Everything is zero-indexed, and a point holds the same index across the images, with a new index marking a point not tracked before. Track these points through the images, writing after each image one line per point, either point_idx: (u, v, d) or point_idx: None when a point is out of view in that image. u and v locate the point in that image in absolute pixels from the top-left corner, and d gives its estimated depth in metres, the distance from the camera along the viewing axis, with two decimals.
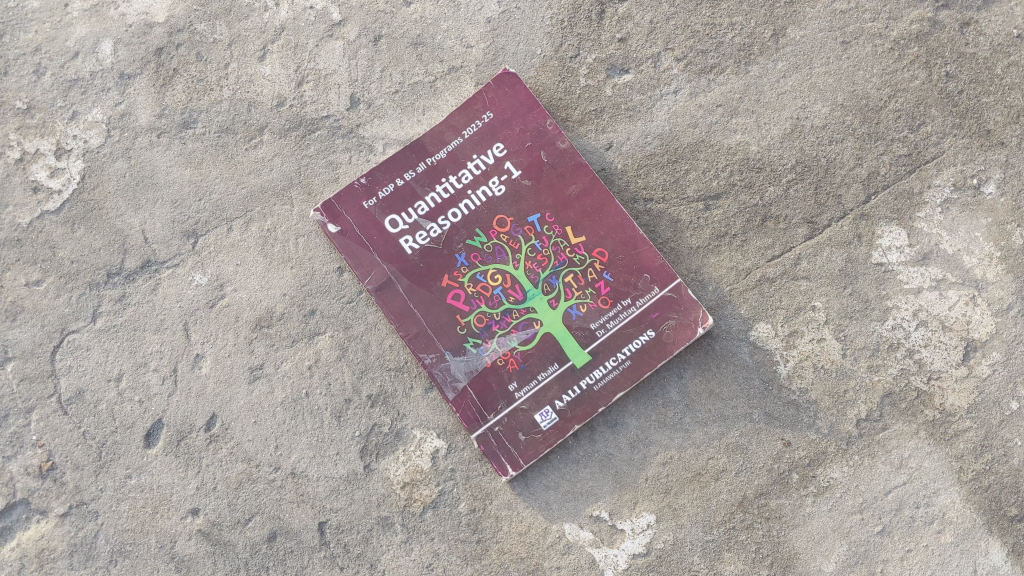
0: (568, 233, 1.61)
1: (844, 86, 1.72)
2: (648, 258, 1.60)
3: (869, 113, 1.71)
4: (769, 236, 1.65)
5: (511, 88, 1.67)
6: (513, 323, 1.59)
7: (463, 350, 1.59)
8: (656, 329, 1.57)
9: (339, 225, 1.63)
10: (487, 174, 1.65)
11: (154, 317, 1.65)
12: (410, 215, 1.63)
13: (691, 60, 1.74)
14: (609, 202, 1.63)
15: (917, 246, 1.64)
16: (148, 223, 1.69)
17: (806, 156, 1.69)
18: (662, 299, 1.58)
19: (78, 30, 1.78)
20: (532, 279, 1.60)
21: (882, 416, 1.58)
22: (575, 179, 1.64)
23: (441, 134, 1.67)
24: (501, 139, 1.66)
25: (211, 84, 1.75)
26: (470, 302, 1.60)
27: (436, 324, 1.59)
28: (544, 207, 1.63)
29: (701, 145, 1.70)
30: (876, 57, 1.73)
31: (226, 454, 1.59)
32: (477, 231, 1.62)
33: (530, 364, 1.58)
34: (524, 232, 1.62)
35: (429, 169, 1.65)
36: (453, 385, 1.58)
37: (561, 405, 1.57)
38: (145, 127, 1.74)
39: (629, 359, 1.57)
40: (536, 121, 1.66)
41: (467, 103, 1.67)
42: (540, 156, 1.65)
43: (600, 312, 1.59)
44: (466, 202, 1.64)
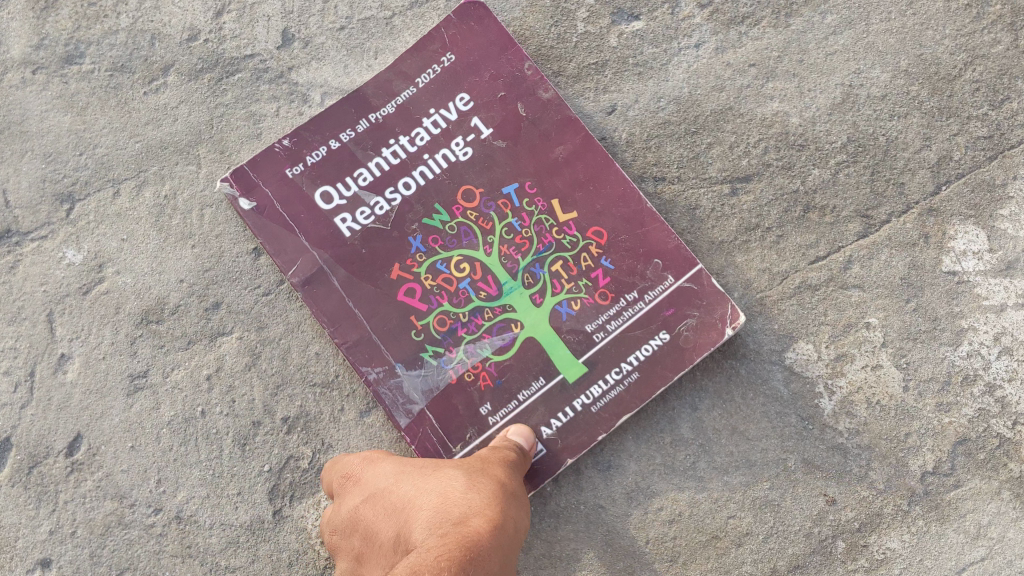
0: (555, 208, 1.25)
1: (909, 48, 1.36)
2: (659, 239, 1.24)
3: (941, 83, 1.35)
4: (813, 232, 1.29)
5: (479, 23, 1.29)
6: (486, 326, 1.23)
7: (419, 362, 1.22)
8: (673, 331, 1.22)
9: (254, 200, 1.25)
10: (449, 134, 1.27)
11: (10, 304, 1.26)
12: (348, 187, 1.26)
13: (718, 7, 1.38)
14: (607, 167, 1.25)
15: (1001, 252, 1.29)
16: (12, 182, 1.31)
17: (860, 132, 1.33)
18: (679, 292, 1.22)
19: None
20: (508, 268, 1.24)
21: (954, 468, 1.22)
22: (564, 137, 1.26)
23: (389, 83, 1.29)
24: (468, 88, 1.28)
25: (105, 10, 1.37)
26: (427, 298, 1.23)
27: (383, 327, 1.23)
28: (523, 175, 1.26)
29: (728, 113, 1.34)
30: (950, 14, 1.37)
31: (92, 488, 1.20)
32: (436, 208, 1.25)
33: (507, 380, 1.22)
34: (498, 207, 1.25)
35: (373, 127, 1.27)
36: (407, 408, 1.21)
37: (549, 433, 1.21)
38: (17, 61, 1.35)
39: (637, 371, 1.21)
40: (511, 64, 1.28)
41: (421, 43, 1.29)
42: (518, 110, 1.27)
43: (598, 311, 1.23)
44: (423, 169, 1.26)
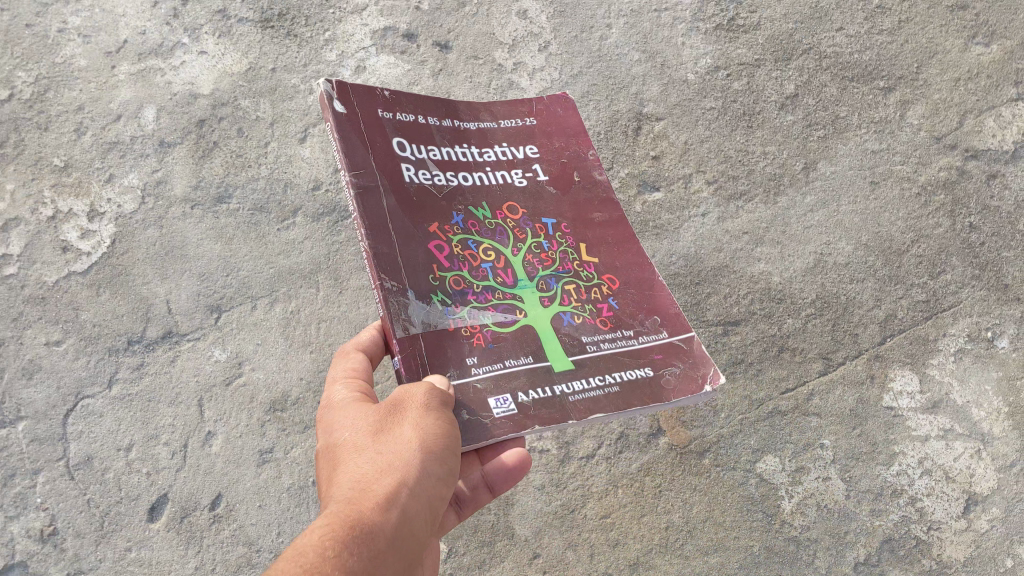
0: (580, 249, 1.30)
1: (869, 226, 1.75)
2: (664, 303, 1.28)
3: (892, 256, 1.74)
4: (785, 368, 1.67)
5: (564, 109, 1.47)
6: (493, 302, 1.19)
7: (427, 299, 1.14)
8: (657, 370, 1.18)
9: (348, 107, 1.21)
10: (513, 163, 1.34)
11: (170, 389, 1.64)
12: (419, 151, 1.26)
13: (722, 184, 1.78)
14: (632, 240, 1.34)
15: (929, 393, 1.67)
16: (173, 294, 1.69)
17: (827, 292, 1.72)
18: (669, 347, 1.22)
19: (123, 93, 1.80)
20: (529, 271, 1.24)
21: (881, 560, 1.56)
22: (605, 208, 1.36)
23: (478, 111, 1.38)
24: (538, 144, 1.40)
25: (249, 161, 1.77)
26: (451, 260, 1.19)
27: (405, 259, 1.15)
28: (563, 216, 1.32)
29: (725, 270, 1.73)
30: (904, 201, 1.77)
31: (228, 536, 1.55)
32: (483, 204, 1.28)
33: (499, 347, 1.16)
34: (534, 228, 1.29)
35: (454, 129, 1.33)
36: (406, 324, 1.10)
37: (523, 399, 1.10)
38: (179, 197, 1.74)
39: (618, 386, 1.15)
40: (579, 146, 1.43)
41: (514, 102, 1.43)
42: (573, 174, 1.38)
43: (596, 330, 1.21)
44: (482, 175, 1.31)
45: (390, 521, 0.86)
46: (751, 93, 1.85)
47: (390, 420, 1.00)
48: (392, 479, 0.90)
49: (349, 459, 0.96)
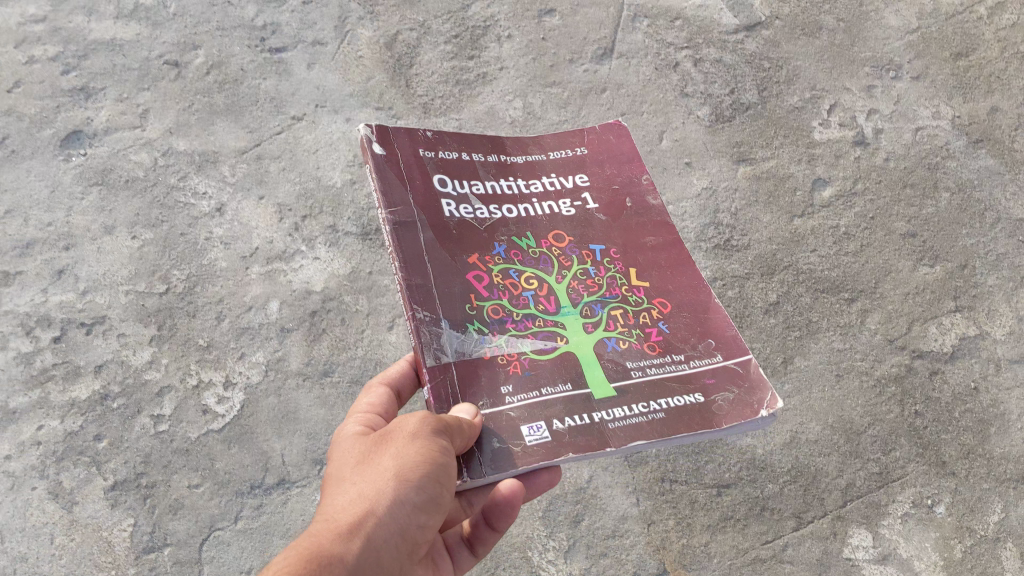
0: (631, 274, 1.52)
1: (834, 410, 2.20)
2: (718, 328, 1.46)
3: (852, 434, 2.17)
4: (765, 524, 2.07)
5: (619, 137, 1.71)
6: (533, 331, 1.42)
7: (462, 328, 1.38)
8: (709, 397, 1.36)
9: (386, 150, 1.53)
10: (560, 194, 1.60)
11: (283, 525, 2.04)
12: (461, 187, 1.55)
13: None
14: (687, 263, 1.55)
15: (880, 547, 2.05)
16: (288, 448, 2.13)
17: (800, 462, 2.14)
18: (722, 368, 1.41)
19: (254, 289, 2.33)
20: (571, 298, 1.47)
21: None
22: (657, 233, 1.58)
23: (527, 147, 1.65)
24: (588, 171, 1.65)
25: (349, 344, 2.27)
26: (490, 290, 1.44)
27: (442, 291, 1.41)
28: (612, 243, 1.55)
29: (719, 442, 2.17)
30: (862, 390, 2.22)
31: None
32: (527, 236, 1.53)
33: (536, 374, 1.37)
34: (581, 255, 1.53)
35: (498, 164, 1.62)
36: (438, 354, 1.35)
37: (559, 427, 1.30)
38: (295, 371, 2.23)
39: (663, 411, 1.33)
40: (631, 170, 1.66)
41: (566, 135, 1.69)
42: (624, 200, 1.61)
43: (642, 355, 1.41)
44: (527, 206, 1.57)
45: (350, 550, 1.13)
46: (741, 299, 2.31)
47: (386, 444, 1.24)
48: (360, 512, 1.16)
49: (340, 486, 1.23)
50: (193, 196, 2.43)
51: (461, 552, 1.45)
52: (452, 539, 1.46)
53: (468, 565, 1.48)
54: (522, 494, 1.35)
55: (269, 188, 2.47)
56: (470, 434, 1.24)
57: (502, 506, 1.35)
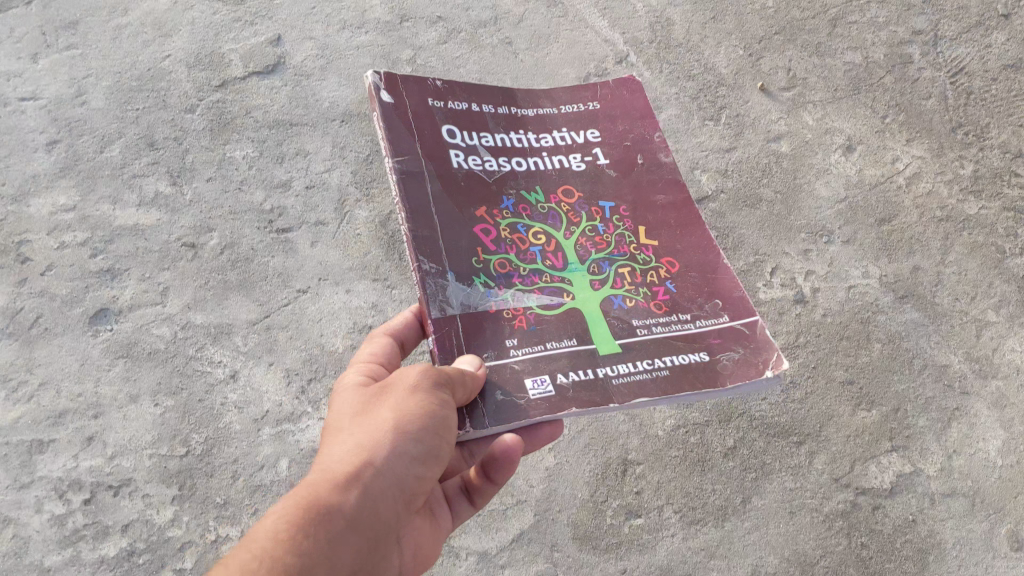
0: (638, 233, 1.77)
1: (790, 544, 2.46)
2: (725, 288, 1.71)
3: (807, 566, 2.43)
4: None
5: (628, 94, 1.98)
6: (539, 286, 1.67)
7: (471, 282, 1.63)
8: (713, 355, 1.61)
9: (396, 100, 1.78)
10: (570, 150, 1.87)
11: None
12: (470, 139, 1.80)
13: (684, 511, 2.51)
14: (694, 219, 1.80)
15: None
16: None
17: None
18: (729, 330, 1.65)
19: (265, 448, 2.55)
20: (578, 256, 1.72)
21: None
22: (665, 191, 1.84)
23: (537, 102, 1.92)
24: (598, 129, 1.92)
25: None
26: (498, 244, 1.69)
27: (451, 244, 1.65)
28: (621, 201, 1.81)
29: None
30: (813, 525, 2.49)
31: None
32: (535, 191, 1.79)
33: (540, 327, 1.61)
34: (589, 213, 1.78)
35: (508, 117, 1.88)
36: (444, 305, 1.58)
37: (563, 380, 1.54)
38: None
39: (667, 369, 1.58)
40: (641, 127, 1.93)
41: (576, 92, 1.96)
42: (634, 158, 1.88)
43: (648, 313, 1.66)
44: (536, 161, 1.83)
45: (347, 499, 1.32)
46: (702, 445, 2.62)
47: (390, 393, 1.47)
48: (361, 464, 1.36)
49: (341, 440, 1.44)
50: (208, 364, 2.67)
51: (460, 503, 1.69)
52: (453, 490, 1.69)
53: (467, 513, 1.71)
54: (519, 448, 1.57)
55: (278, 354, 2.70)
56: (473, 388, 1.47)
57: (500, 462, 1.59)
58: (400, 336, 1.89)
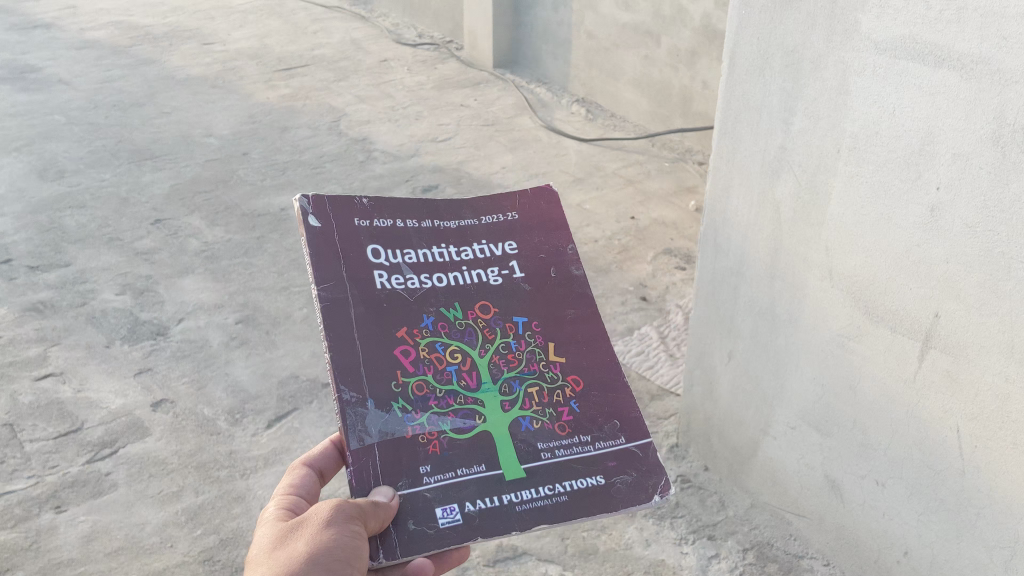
0: (548, 351, 2.51)
1: None
2: (625, 410, 2.47)
3: None
4: None
5: (547, 198, 2.69)
6: (454, 408, 2.37)
7: (390, 409, 2.32)
8: (608, 479, 2.33)
9: (321, 225, 2.45)
10: (491, 260, 2.55)
11: None
12: (393, 259, 2.49)
13: None
14: (598, 335, 2.56)
15: None
16: None
17: None
18: (624, 452, 2.40)
19: None
20: (491, 374, 2.43)
21: None
22: (575, 305, 2.58)
23: (459, 210, 2.60)
24: (515, 240, 2.60)
25: None
26: (417, 366, 2.39)
27: (374, 373, 2.34)
28: (534, 317, 2.53)
29: None
30: None
31: None
32: (454, 306, 2.47)
33: (449, 452, 2.31)
34: (503, 326, 2.48)
35: (431, 230, 2.56)
36: (363, 437, 2.28)
37: (470, 509, 2.23)
38: None
39: (565, 493, 2.29)
40: (557, 239, 2.64)
41: (499, 202, 2.65)
42: (548, 270, 2.60)
43: (551, 434, 2.39)
44: (456, 273, 2.51)
45: None
46: None
47: (305, 528, 2.16)
48: None
49: (267, 566, 2.09)
50: None
51: None
52: None
53: None
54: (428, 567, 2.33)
55: None
56: (383, 517, 2.16)
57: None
58: (321, 464, 2.57)
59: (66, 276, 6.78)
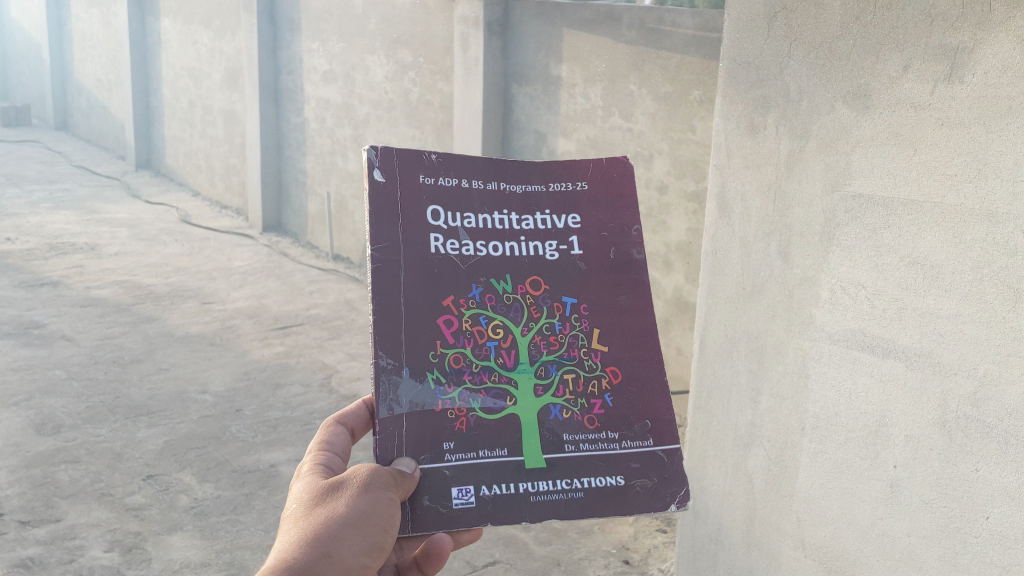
0: (592, 335, 2.30)
1: None
2: (660, 411, 2.30)
3: None
4: None
5: (622, 176, 2.38)
6: (486, 385, 2.25)
7: (424, 380, 2.21)
8: (628, 480, 2.25)
9: (385, 180, 2.26)
10: (549, 233, 2.32)
11: None
12: (450, 220, 2.28)
13: None
14: (651, 325, 2.31)
15: None
16: None
17: None
18: (649, 455, 2.28)
19: None
20: (531, 354, 2.28)
21: None
22: (630, 292, 2.32)
23: (527, 175, 2.35)
24: (580, 213, 2.35)
25: None
26: (457, 336, 2.25)
27: (412, 346, 2.21)
28: (583, 298, 2.31)
29: None
30: None
31: None
32: (505, 277, 2.28)
33: (475, 429, 2.23)
34: (551, 305, 2.30)
35: (494, 193, 2.33)
36: (391, 406, 2.18)
37: (485, 493, 2.18)
38: None
39: (581, 489, 2.23)
40: (626, 219, 2.34)
41: (573, 170, 2.37)
42: (610, 251, 2.33)
43: (581, 425, 2.28)
44: (511, 244, 2.30)
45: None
46: None
47: (338, 487, 2.05)
48: (318, 552, 1.90)
49: (301, 525, 1.97)
50: None
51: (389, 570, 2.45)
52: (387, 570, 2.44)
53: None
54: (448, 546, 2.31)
55: None
56: (408, 487, 2.10)
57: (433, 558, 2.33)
58: (351, 424, 2.39)
59: (56, 531, 6.87)
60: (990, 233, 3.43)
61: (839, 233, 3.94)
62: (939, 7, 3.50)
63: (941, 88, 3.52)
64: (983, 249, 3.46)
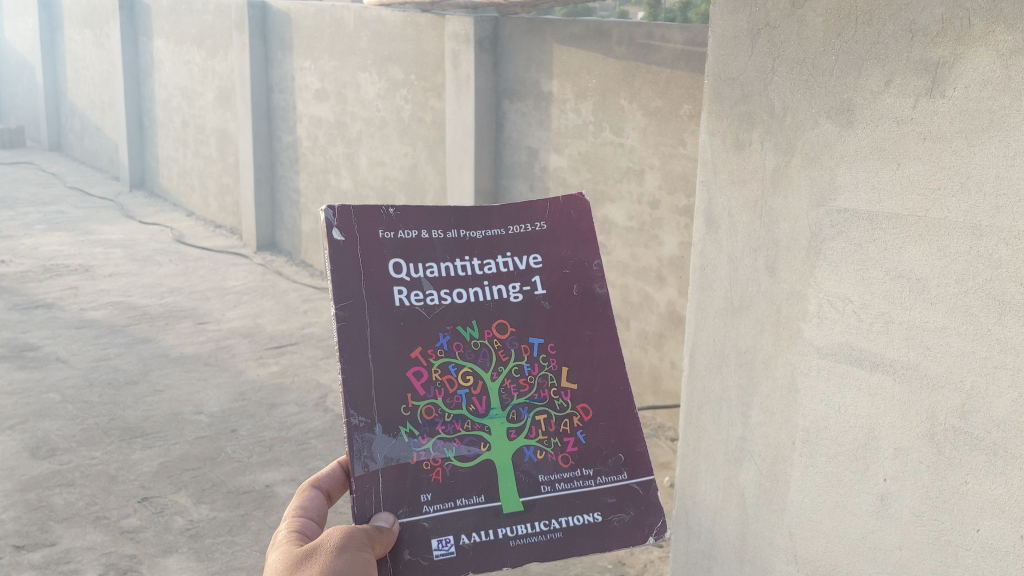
0: (560, 374, 2.46)
1: None
2: (632, 439, 2.47)
3: None
4: None
5: (577, 212, 2.52)
6: (459, 433, 2.38)
7: (397, 433, 2.34)
8: (607, 516, 2.44)
9: (345, 237, 2.38)
10: (512, 275, 2.46)
11: None
12: (415, 270, 2.41)
13: None
14: (615, 359, 2.49)
15: None
16: None
17: None
18: (625, 488, 2.46)
19: None
20: (501, 399, 2.42)
21: None
22: (596, 325, 2.49)
23: (488, 219, 2.48)
24: (542, 252, 2.49)
25: None
26: (427, 387, 2.37)
27: (384, 404, 2.34)
28: (551, 335, 2.46)
29: None
30: None
31: None
32: (471, 323, 2.42)
33: (451, 480, 2.36)
34: (518, 347, 2.44)
35: (456, 240, 2.46)
36: (365, 463, 2.31)
37: (465, 541, 2.34)
38: None
39: (559, 530, 2.40)
40: (585, 252, 2.51)
41: (531, 212, 2.50)
42: (572, 285, 2.50)
43: (554, 466, 2.43)
44: (476, 289, 2.44)
45: None
46: None
47: (315, 553, 2.18)
48: None
49: None
50: None
51: None
52: None
53: None
54: None
55: None
56: (384, 543, 2.24)
57: None
58: (327, 486, 2.48)
59: (50, 555, 6.85)
60: (974, 246, 3.46)
61: (825, 247, 3.96)
62: (919, 23, 3.53)
63: (923, 102, 3.55)
64: (967, 261, 3.48)
